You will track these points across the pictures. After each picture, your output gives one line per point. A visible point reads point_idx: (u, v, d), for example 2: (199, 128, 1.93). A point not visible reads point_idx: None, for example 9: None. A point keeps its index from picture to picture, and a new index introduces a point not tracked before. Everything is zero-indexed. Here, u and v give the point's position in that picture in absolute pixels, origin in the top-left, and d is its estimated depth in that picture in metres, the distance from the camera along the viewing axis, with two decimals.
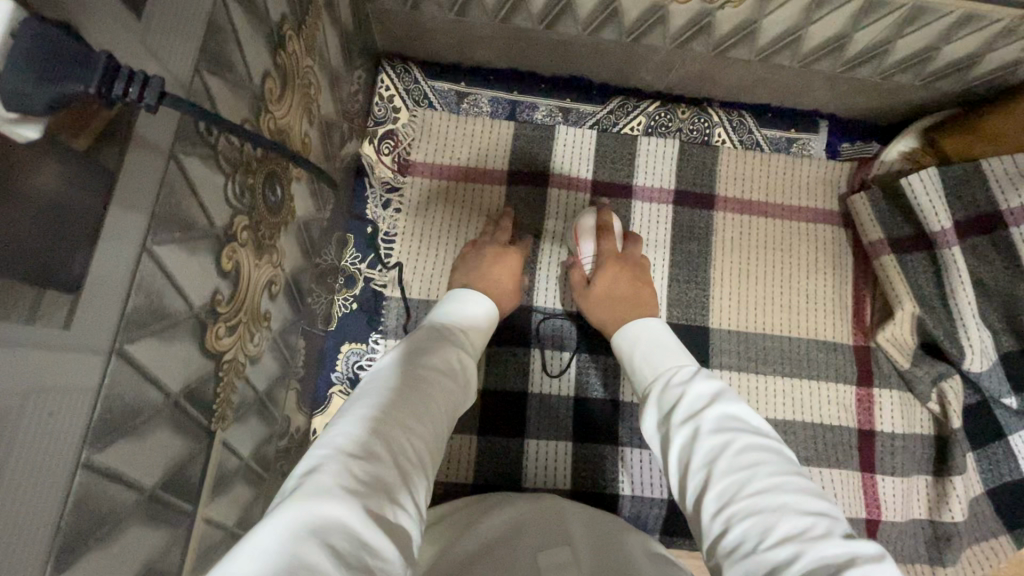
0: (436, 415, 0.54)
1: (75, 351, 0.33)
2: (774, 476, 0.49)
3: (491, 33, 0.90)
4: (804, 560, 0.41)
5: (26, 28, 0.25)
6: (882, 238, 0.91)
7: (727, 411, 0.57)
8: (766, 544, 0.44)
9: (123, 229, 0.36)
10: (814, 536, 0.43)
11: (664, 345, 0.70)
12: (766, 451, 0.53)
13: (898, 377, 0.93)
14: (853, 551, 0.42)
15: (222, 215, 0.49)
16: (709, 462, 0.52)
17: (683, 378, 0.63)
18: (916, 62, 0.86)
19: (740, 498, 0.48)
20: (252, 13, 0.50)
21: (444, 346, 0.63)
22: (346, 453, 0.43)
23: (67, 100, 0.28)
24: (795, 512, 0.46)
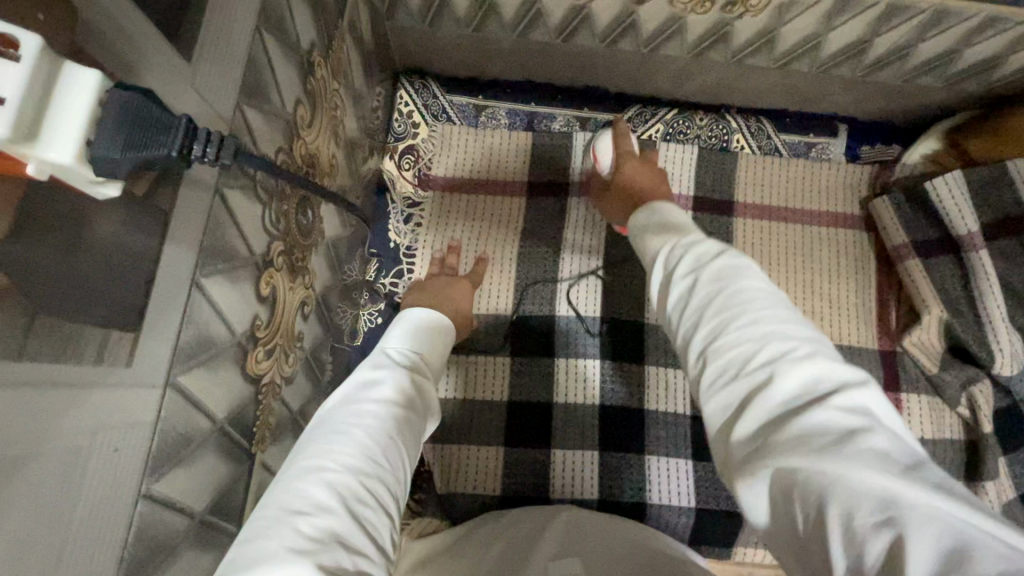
0: (399, 446, 0.53)
1: (136, 388, 0.34)
2: (768, 312, 0.45)
3: (508, 47, 0.90)
4: (789, 393, 0.39)
5: (115, 98, 0.27)
6: (907, 242, 0.90)
7: (729, 259, 0.51)
8: (750, 372, 0.42)
9: (177, 266, 0.37)
10: (801, 362, 0.40)
11: (674, 220, 0.63)
12: (763, 289, 0.48)
13: (926, 382, 0.92)
14: (841, 379, 0.40)
15: (260, 243, 0.50)
16: (698, 307, 0.48)
17: (688, 241, 0.56)
18: (938, 65, 0.85)
19: (728, 332, 0.45)
20: (286, 45, 0.51)
21: (399, 369, 0.61)
22: (295, 513, 0.43)
23: (148, 164, 0.29)
24: (786, 342, 0.42)
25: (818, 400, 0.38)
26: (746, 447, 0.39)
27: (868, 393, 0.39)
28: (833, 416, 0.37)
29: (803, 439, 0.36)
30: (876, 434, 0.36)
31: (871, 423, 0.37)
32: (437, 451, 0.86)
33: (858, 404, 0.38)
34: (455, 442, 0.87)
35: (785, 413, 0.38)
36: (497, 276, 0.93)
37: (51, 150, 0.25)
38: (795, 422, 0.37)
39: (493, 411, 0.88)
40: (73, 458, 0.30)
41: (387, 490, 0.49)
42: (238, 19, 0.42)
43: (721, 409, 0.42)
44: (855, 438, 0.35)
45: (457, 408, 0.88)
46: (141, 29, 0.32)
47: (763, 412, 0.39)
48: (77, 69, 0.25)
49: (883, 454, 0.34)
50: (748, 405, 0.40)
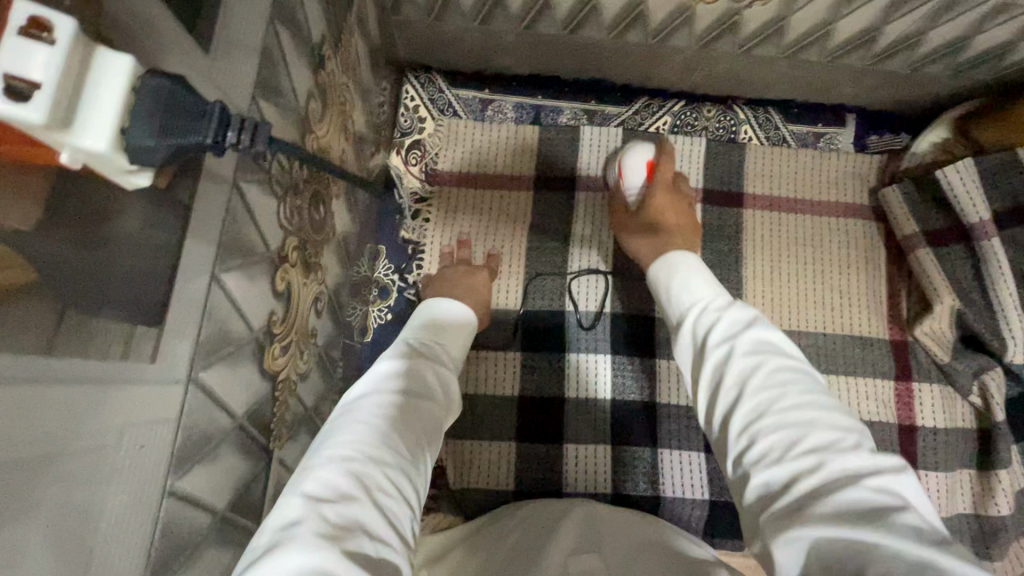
0: (418, 437, 0.52)
1: (161, 383, 0.33)
2: (803, 393, 0.48)
3: (515, 40, 0.90)
4: (829, 473, 0.42)
5: (147, 85, 0.26)
6: (917, 232, 0.90)
7: (765, 332, 0.54)
8: (793, 456, 0.43)
9: (198, 260, 0.36)
10: (844, 453, 0.43)
11: (698, 275, 0.65)
12: (796, 368, 0.51)
13: (938, 371, 0.92)
14: (876, 464, 0.42)
15: (276, 239, 0.49)
16: (741, 378, 0.50)
17: (721, 306, 0.59)
18: (947, 52, 0.85)
19: (767, 411, 0.47)
20: (298, 38, 0.50)
21: (422, 362, 0.61)
22: (319, 500, 0.42)
23: (184, 152, 0.29)
24: (823, 426, 0.45)
25: (855, 480, 0.41)
26: (786, 518, 0.40)
27: (902, 480, 0.42)
28: (870, 495, 0.40)
29: (845, 515, 0.38)
30: (911, 513, 0.39)
31: (905, 503, 0.40)
32: (449, 447, 0.86)
33: (891, 487, 0.41)
34: (468, 438, 0.86)
35: (825, 490, 0.41)
36: (507, 271, 0.93)
37: (86, 138, 0.24)
38: (834, 497, 0.40)
39: (505, 406, 0.88)
40: (100, 455, 0.29)
41: (409, 482, 0.48)
42: (253, 10, 0.42)
43: (760, 486, 0.44)
44: (892, 514, 0.38)
45: (468, 404, 0.88)
46: (160, 18, 0.32)
47: (802, 484, 0.42)
48: (108, 53, 0.24)
49: (916, 530, 0.37)
50: (788, 480, 0.42)
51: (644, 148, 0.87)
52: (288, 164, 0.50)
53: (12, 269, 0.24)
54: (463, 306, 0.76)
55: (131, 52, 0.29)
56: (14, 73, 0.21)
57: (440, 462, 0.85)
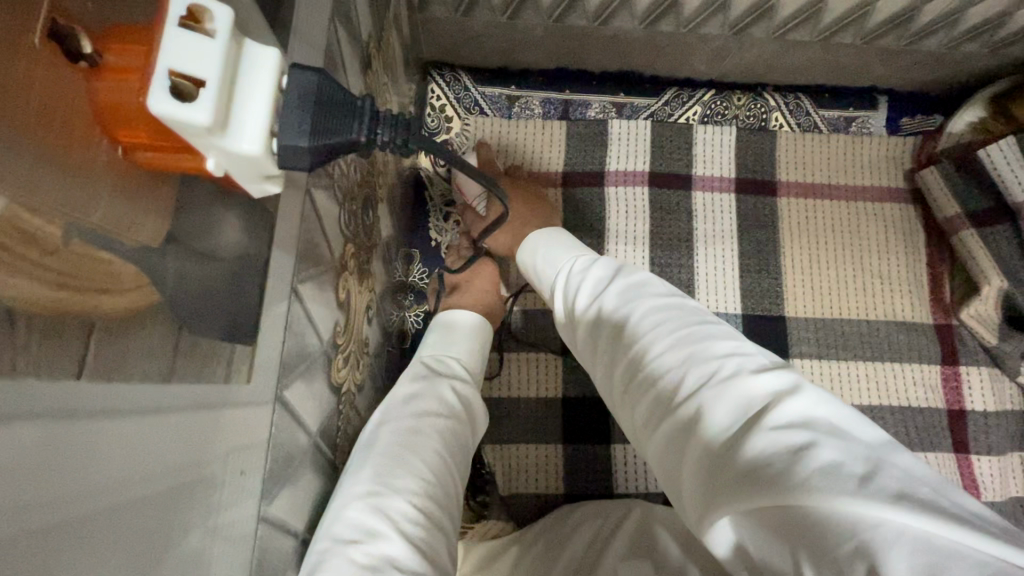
0: (445, 460, 0.51)
1: (255, 405, 0.32)
2: (679, 331, 0.49)
3: (543, 34, 0.88)
4: (721, 418, 0.41)
5: (296, 81, 0.25)
6: (960, 213, 0.89)
7: (627, 280, 0.56)
8: (680, 402, 0.44)
9: (281, 272, 0.34)
10: (724, 385, 0.42)
11: (561, 244, 0.68)
12: (670, 308, 0.52)
13: (985, 354, 0.90)
14: (769, 390, 0.41)
15: (337, 247, 0.47)
16: (621, 340, 0.52)
17: (583, 265, 0.61)
18: (986, 29, 0.83)
19: (652, 364, 0.48)
20: (351, 36, 0.48)
21: (438, 379, 0.59)
22: (347, 542, 0.41)
23: (332, 154, 0.27)
24: (701, 362, 0.45)
25: (754, 422, 0.39)
26: (698, 492, 0.39)
27: (804, 398, 0.39)
28: (773, 436, 0.37)
29: (753, 470, 0.36)
30: (821, 448, 0.35)
31: (814, 436, 0.36)
32: (494, 452, 0.84)
33: (796, 415, 0.38)
34: (512, 442, 0.85)
35: (723, 442, 0.40)
36: None
37: (242, 141, 0.23)
38: (739, 451, 0.38)
39: (549, 408, 0.86)
40: (209, 485, 0.27)
41: (436, 506, 0.47)
42: (318, 8, 0.40)
43: (663, 448, 0.44)
44: (800, 459, 0.35)
45: (511, 406, 0.86)
46: (249, 16, 0.30)
47: (701, 440, 0.41)
48: (259, 47, 0.23)
49: (831, 470, 0.34)
50: (687, 438, 0.42)
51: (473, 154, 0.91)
52: (346, 168, 0.48)
53: (132, 289, 0.21)
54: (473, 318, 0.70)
55: None
56: (175, 68, 0.20)
57: (487, 467, 0.83)
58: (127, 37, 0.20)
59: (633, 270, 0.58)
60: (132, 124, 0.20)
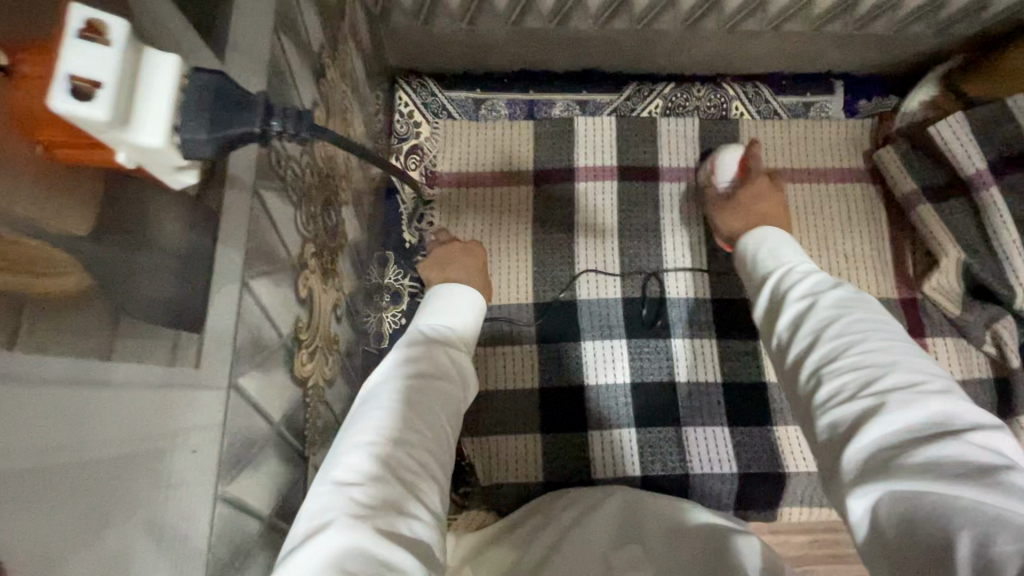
0: (436, 416, 0.53)
1: (206, 388, 0.34)
2: (891, 342, 0.47)
3: (503, 38, 0.91)
4: (919, 419, 0.41)
5: (194, 80, 0.27)
6: (916, 190, 0.91)
7: (853, 287, 0.54)
8: (869, 393, 0.43)
9: (228, 266, 0.37)
10: (925, 395, 0.42)
11: (788, 249, 0.64)
12: (888, 324, 0.50)
13: (949, 325, 0.93)
14: (978, 420, 0.41)
15: (295, 246, 0.50)
16: (818, 330, 0.51)
17: (806, 270, 0.59)
18: (928, 11, 0.86)
19: (846, 355, 0.47)
20: (299, 47, 0.51)
21: (437, 345, 0.60)
22: (347, 484, 0.44)
23: (236, 143, 0.29)
24: (907, 369, 0.44)
25: (951, 434, 0.39)
26: (868, 466, 0.39)
27: (1009, 440, 0.39)
28: (973, 450, 0.37)
29: (932, 466, 0.37)
30: (1021, 478, 0.35)
31: (1014, 466, 0.37)
32: (475, 444, 0.86)
33: (997, 446, 0.39)
34: (492, 434, 0.87)
35: (913, 438, 0.40)
36: (516, 262, 0.94)
37: (142, 134, 0.25)
38: (935, 447, 0.38)
39: (528, 399, 0.88)
40: (157, 461, 0.30)
41: (433, 459, 0.50)
42: (259, 20, 0.42)
43: (834, 422, 0.44)
44: (1000, 475, 0.35)
45: (491, 398, 0.88)
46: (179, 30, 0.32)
47: (886, 423, 0.41)
48: (159, 53, 0.25)
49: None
50: (863, 419, 0.42)
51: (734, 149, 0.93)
52: (300, 172, 0.51)
53: (68, 273, 0.25)
54: (467, 288, 0.72)
55: None
56: (74, 72, 0.22)
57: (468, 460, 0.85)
58: (38, 49, 0.23)
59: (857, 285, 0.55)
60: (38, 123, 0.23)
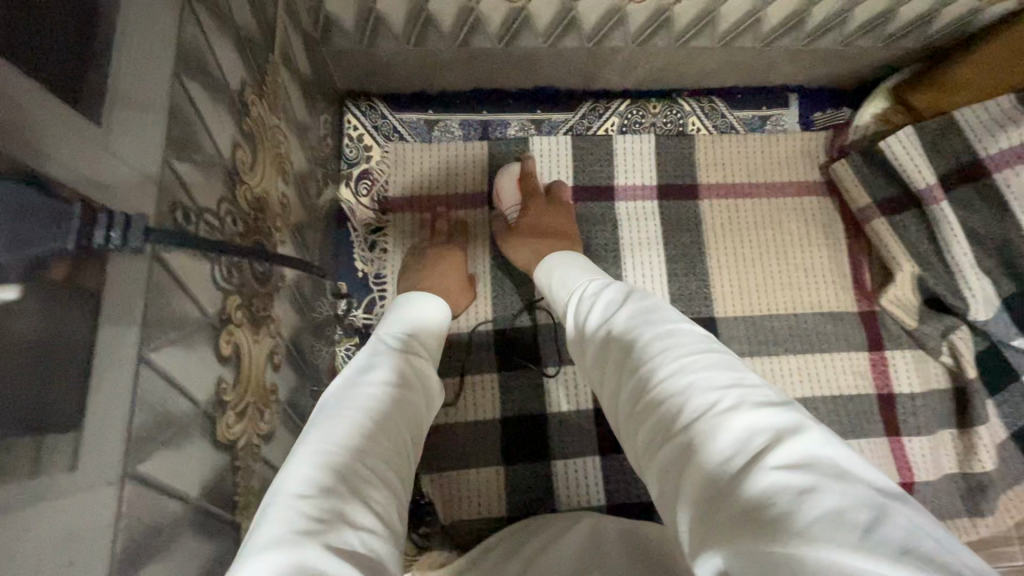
0: (387, 424, 0.52)
1: (87, 490, 0.31)
2: (683, 357, 0.49)
3: (452, 58, 0.88)
4: (722, 452, 0.40)
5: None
6: (870, 203, 0.92)
7: (638, 303, 0.56)
8: (679, 432, 0.44)
9: (116, 346, 0.34)
10: (720, 417, 0.42)
11: (571, 269, 0.70)
12: (674, 333, 0.51)
13: (908, 337, 0.93)
14: (775, 426, 0.41)
15: (212, 303, 0.46)
16: (624, 367, 0.52)
17: (595, 291, 0.62)
18: (875, 26, 0.87)
19: (652, 391, 0.48)
20: (211, 89, 0.48)
21: (395, 355, 0.61)
22: (298, 494, 0.42)
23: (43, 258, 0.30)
24: (701, 391, 0.45)
25: (753, 460, 0.39)
26: (697, 524, 0.39)
27: (809, 439, 0.39)
28: (774, 477, 0.37)
29: (752, 513, 0.36)
30: (823, 495, 0.35)
31: (817, 481, 0.36)
32: (436, 480, 0.83)
33: (799, 455, 0.38)
34: (453, 468, 0.84)
35: (720, 475, 0.39)
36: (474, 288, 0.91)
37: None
38: (744, 485, 0.37)
39: (488, 430, 0.86)
40: None
41: (388, 470, 0.49)
42: (156, 69, 0.39)
43: (662, 474, 0.44)
44: (805, 502, 0.35)
45: (451, 431, 0.85)
46: (37, 100, 0.29)
47: (700, 468, 0.41)
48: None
49: (836, 515, 0.34)
50: (683, 466, 0.42)
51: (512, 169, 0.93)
52: (218, 222, 0.48)
53: None
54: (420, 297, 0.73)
55: None
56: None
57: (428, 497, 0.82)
58: None
59: (644, 293, 0.58)
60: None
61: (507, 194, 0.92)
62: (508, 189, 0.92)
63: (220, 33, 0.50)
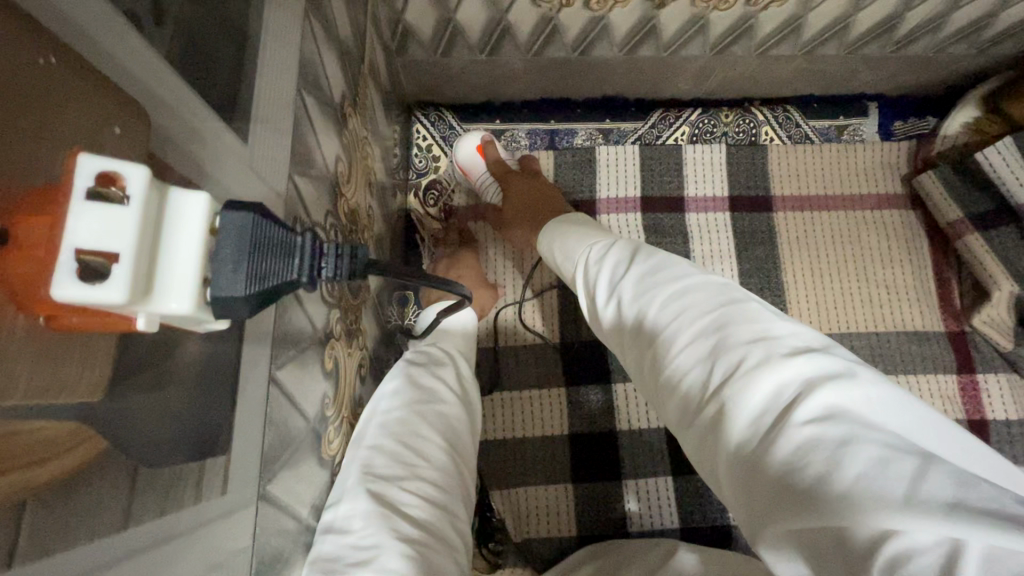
0: (415, 435, 0.52)
1: (230, 515, 0.30)
2: (698, 315, 0.44)
3: (525, 69, 0.88)
4: (749, 416, 0.36)
5: (234, 225, 0.22)
6: (962, 217, 0.86)
7: (645, 265, 0.50)
8: (706, 400, 0.40)
9: (256, 366, 0.33)
10: (746, 374, 0.37)
11: (570, 233, 0.63)
12: (688, 292, 0.46)
13: (1002, 360, 0.87)
14: (805, 375, 0.36)
15: (320, 318, 0.46)
16: (640, 334, 0.48)
17: (599, 254, 0.56)
18: (972, 31, 0.84)
19: (672, 359, 0.44)
20: (321, 103, 0.47)
21: (415, 365, 0.59)
22: (342, 530, 0.45)
23: (276, 294, 0.25)
24: (722, 352, 0.40)
25: (782, 419, 0.35)
26: (744, 496, 0.36)
27: (840, 387, 0.35)
28: (805, 434, 0.33)
29: (788, 480, 0.33)
30: (863, 447, 0.32)
31: (852, 431, 0.33)
32: (503, 495, 0.82)
33: (831, 406, 0.34)
34: (521, 484, 0.82)
35: (756, 438, 0.36)
36: (542, 300, 0.90)
37: (172, 301, 0.20)
38: (775, 451, 0.34)
39: (555, 445, 0.84)
40: None
41: (426, 483, 0.50)
42: (284, 84, 0.39)
43: (697, 443, 0.41)
44: (842, 458, 0.31)
45: (518, 446, 0.84)
46: (206, 121, 0.28)
47: (735, 440, 0.37)
48: (181, 192, 0.20)
49: (879, 475, 0.30)
50: (715, 438, 0.38)
51: (472, 136, 0.90)
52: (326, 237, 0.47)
53: (90, 442, 0.20)
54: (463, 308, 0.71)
55: (190, 170, 0.26)
56: (84, 247, 0.17)
57: (498, 515, 0.80)
58: (37, 203, 0.17)
59: (653, 254, 0.52)
60: (43, 298, 0.17)
61: (472, 168, 0.91)
62: (471, 160, 0.90)
63: (328, 46, 0.50)
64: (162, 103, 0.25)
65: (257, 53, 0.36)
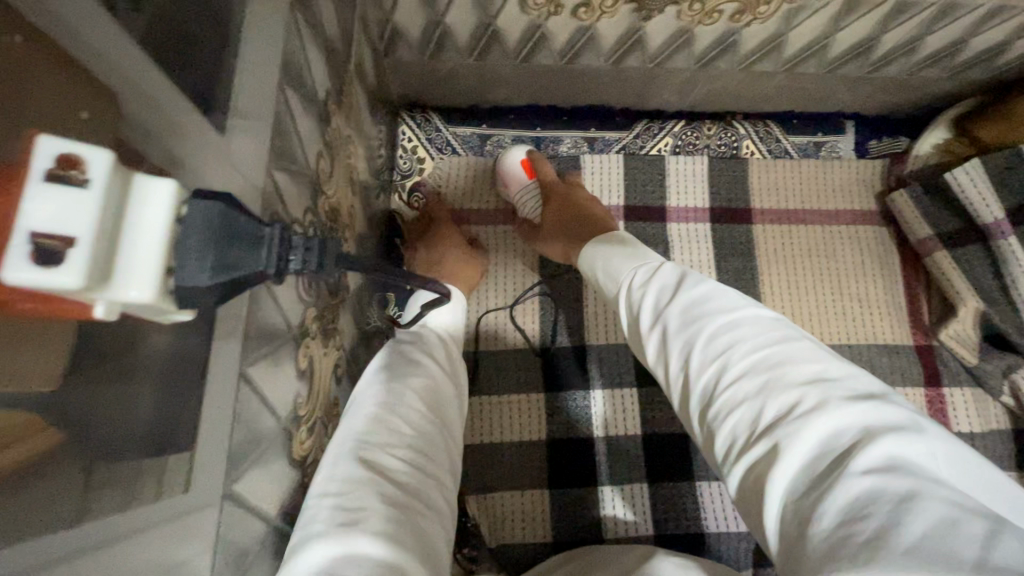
0: (412, 411, 0.52)
1: (191, 515, 0.29)
2: (752, 352, 0.45)
3: (513, 74, 0.88)
4: (802, 459, 0.38)
5: (194, 211, 0.22)
6: (931, 235, 0.89)
7: (692, 296, 0.51)
8: (758, 437, 0.41)
9: (225, 364, 0.32)
10: (802, 416, 0.39)
11: (613, 252, 0.64)
12: (739, 327, 0.47)
13: (967, 374, 0.90)
14: (862, 424, 0.38)
15: (296, 316, 0.45)
16: (685, 365, 0.48)
17: (645, 278, 0.56)
18: (945, 56, 0.87)
19: (722, 394, 0.44)
20: (304, 99, 0.47)
21: (410, 348, 0.59)
22: (333, 492, 0.43)
23: (235, 285, 0.25)
24: (777, 392, 0.42)
25: (838, 465, 0.36)
26: (795, 539, 0.36)
27: (898, 440, 0.37)
28: (867, 482, 0.34)
29: (845, 526, 0.33)
30: (926, 504, 0.32)
31: (914, 484, 0.34)
32: (478, 499, 0.81)
33: (888, 456, 0.36)
34: (497, 489, 0.82)
35: (813, 480, 0.37)
36: (524, 305, 0.90)
37: (129, 288, 0.20)
38: (834, 495, 0.35)
39: (532, 451, 0.84)
40: None
41: (422, 457, 0.50)
42: (266, 77, 0.38)
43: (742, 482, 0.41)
44: (906, 512, 0.32)
45: (495, 450, 0.84)
46: (181, 112, 0.28)
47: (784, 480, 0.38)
48: (145, 179, 0.20)
49: (948, 535, 0.31)
50: (763, 476, 0.39)
51: (517, 151, 0.93)
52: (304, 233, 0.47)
53: (43, 436, 0.20)
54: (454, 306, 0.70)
55: (163, 160, 0.26)
56: (38, 228, 0.17)
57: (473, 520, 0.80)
58: None
59: (701, 282, 0.52)
60: None
61: (512, 177, 0.91)
62: (513, 171, 0.91)
63: (313, 42, 0.49)
64: (134, 91, 0.24)
65: (238, 47, 0.35)
